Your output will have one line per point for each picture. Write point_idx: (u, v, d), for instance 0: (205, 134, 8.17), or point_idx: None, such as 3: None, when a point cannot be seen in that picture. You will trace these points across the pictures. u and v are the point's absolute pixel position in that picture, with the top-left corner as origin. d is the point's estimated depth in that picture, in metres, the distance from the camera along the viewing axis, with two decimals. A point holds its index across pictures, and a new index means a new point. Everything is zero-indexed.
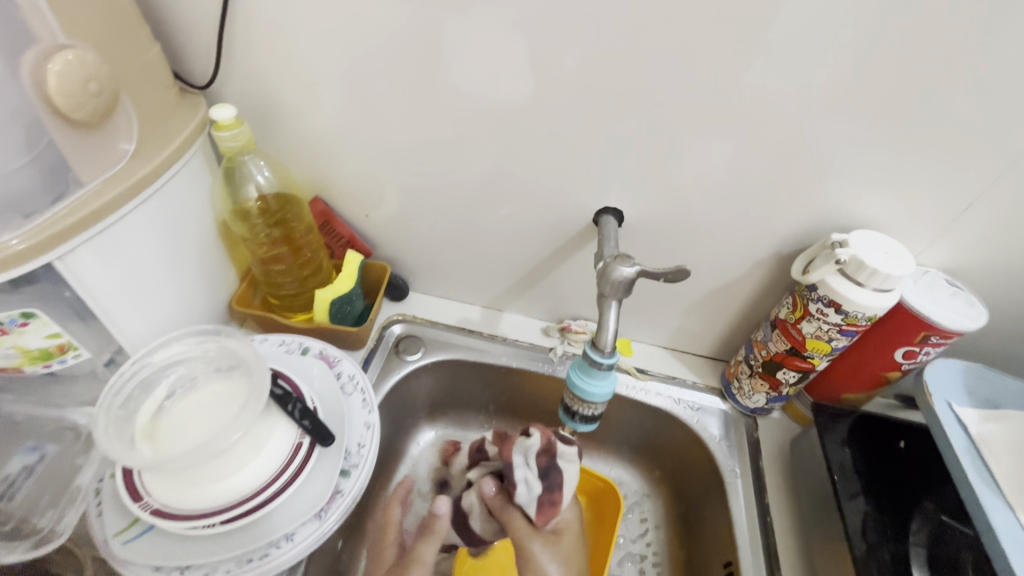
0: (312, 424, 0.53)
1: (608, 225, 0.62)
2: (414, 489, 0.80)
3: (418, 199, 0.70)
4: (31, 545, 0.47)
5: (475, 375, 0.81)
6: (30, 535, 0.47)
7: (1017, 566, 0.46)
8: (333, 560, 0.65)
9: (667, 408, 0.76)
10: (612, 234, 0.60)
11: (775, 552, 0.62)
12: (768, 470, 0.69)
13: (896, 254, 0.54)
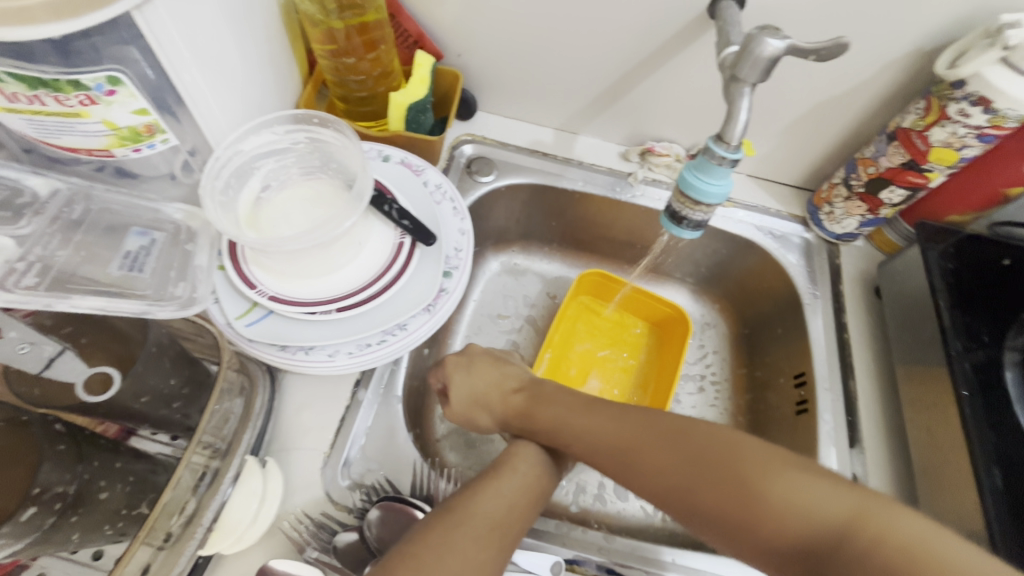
0: (413, 224, 0.52)
1: (732, 9, 0.52)
2: (484, 312, 0.82)
3: None
4: (179, 306, 0.45)
5: (546, 203, 0.78)
6: (173, 299, 0.45)
7: None
8: (420, 365, 0.69)
9: (748, 235, 0.73)
10: (737, 18, 0.51)
11: (851, 364, 0.64)
12: (848, 295, 0.69)
13: None
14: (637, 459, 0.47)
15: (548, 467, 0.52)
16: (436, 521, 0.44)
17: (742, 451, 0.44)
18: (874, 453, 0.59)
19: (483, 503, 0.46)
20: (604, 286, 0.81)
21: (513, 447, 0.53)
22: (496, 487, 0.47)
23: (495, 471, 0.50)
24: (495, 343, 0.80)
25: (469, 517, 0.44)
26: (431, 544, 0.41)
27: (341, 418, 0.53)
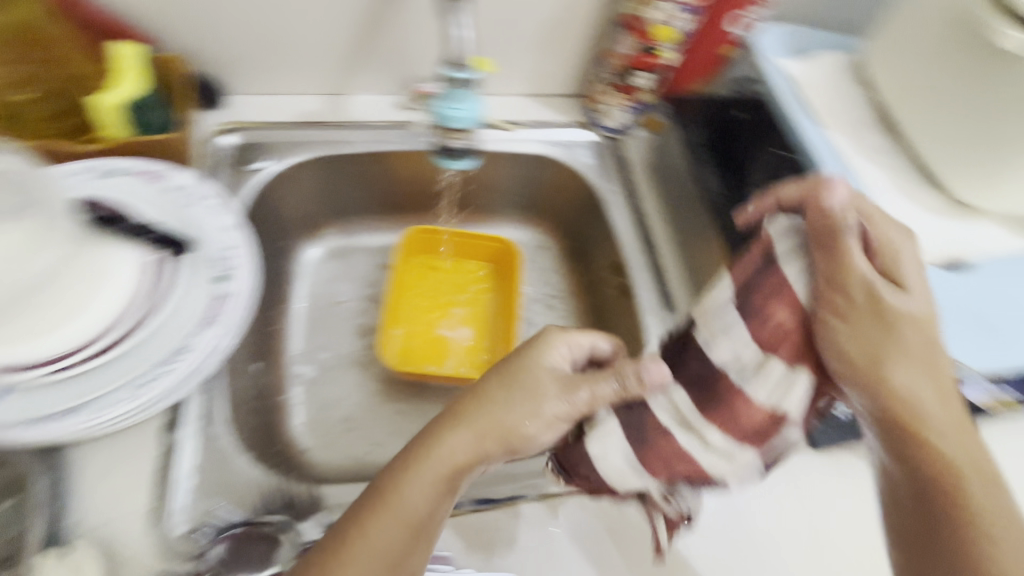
0: (158, 237, 0.47)
1: None
2: (317, 303, 0.77)
3: None
4: None
5: (340, 174, 0.73)
6: None
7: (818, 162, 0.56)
8: (253, 381, 0.63)
9: (541, 151, 0.76)
10: None
11: (654, 240, 0.70)
12: (639, 180, 0.74)
13: None
14: (935, 454, 0.40)
15: (479, 440, 0.44)
16: (356, 515, 0.41)
17: (982, 484, 0.40)
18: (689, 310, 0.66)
19: (396, 489, 0.42)
20: (430, 240, 0.80)
21: (459, 402, 0.46)
22: (419, 469, 0.42)
23: (459, 425, 0.44)
24: (339, 333, 0.77)
25: (389, 511, 0.41)
26: (354, 545, 0.40)
27: (156, 467, 0.47)
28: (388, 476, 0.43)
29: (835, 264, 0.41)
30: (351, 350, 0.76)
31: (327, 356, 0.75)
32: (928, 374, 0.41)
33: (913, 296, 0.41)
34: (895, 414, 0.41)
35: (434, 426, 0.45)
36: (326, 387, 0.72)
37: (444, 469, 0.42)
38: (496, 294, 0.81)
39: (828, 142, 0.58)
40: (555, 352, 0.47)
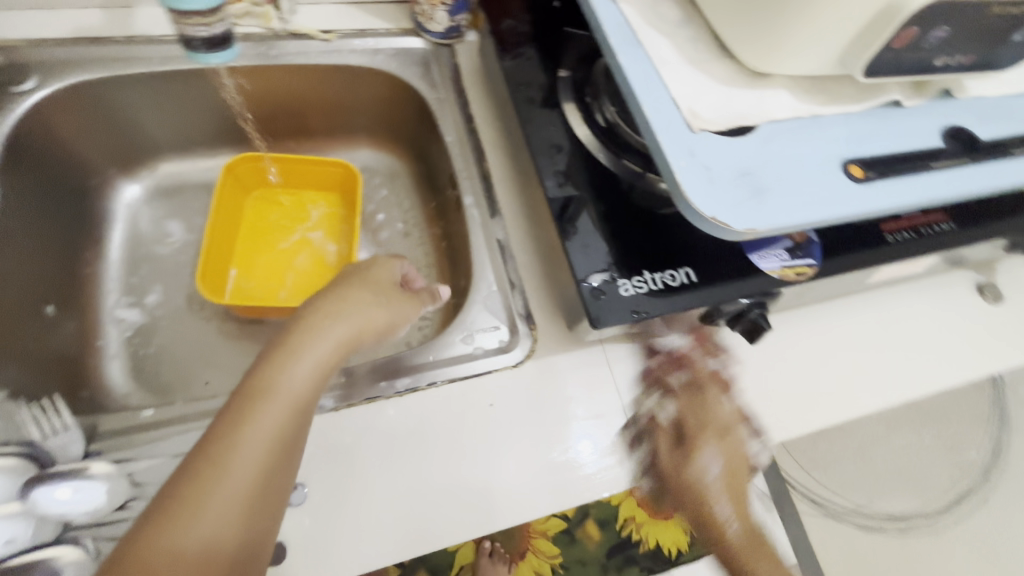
0: None
1: None
2: (144, 243, 0.73)
3: None
4: None
5: (133, 99, 0.66)
6: None
7: (609, 36, 0.51)
8: (48, 325, 0.59)
9: (364, 63, 0.70)
10: None
11: (482, 147, 0.67)
12: (469, 88, 0.71)
13: None
14: None
15: (323, 349, 0.42)
16: (233, 404, 0.37)
17: None
18: (516, 215, 0.64)
19: (271, 374, 0.39)
20: (257, 169, 0.73)
21: (310, 310, 0.44)
22: (302, 350, 0.41)
23: (328, 314, 0.44)
24: (169, 274, 0.72)
25: (276, 389, 0.38)
26: (228, 425, 0.36)
27: None
28: (261, 367, 0.39)
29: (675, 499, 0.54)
30: (182, 291, 0.71)
31: (155, 299, 0.70)
32: None
33: None
34: None
35: (303, 319, 0.43)
36: (153, 330, 0.68)
37: (299, 394, 0.39)
38: (343, 225, 0.77)
39: (620, 16, 0.53)
40: (389, 271, 0.53)
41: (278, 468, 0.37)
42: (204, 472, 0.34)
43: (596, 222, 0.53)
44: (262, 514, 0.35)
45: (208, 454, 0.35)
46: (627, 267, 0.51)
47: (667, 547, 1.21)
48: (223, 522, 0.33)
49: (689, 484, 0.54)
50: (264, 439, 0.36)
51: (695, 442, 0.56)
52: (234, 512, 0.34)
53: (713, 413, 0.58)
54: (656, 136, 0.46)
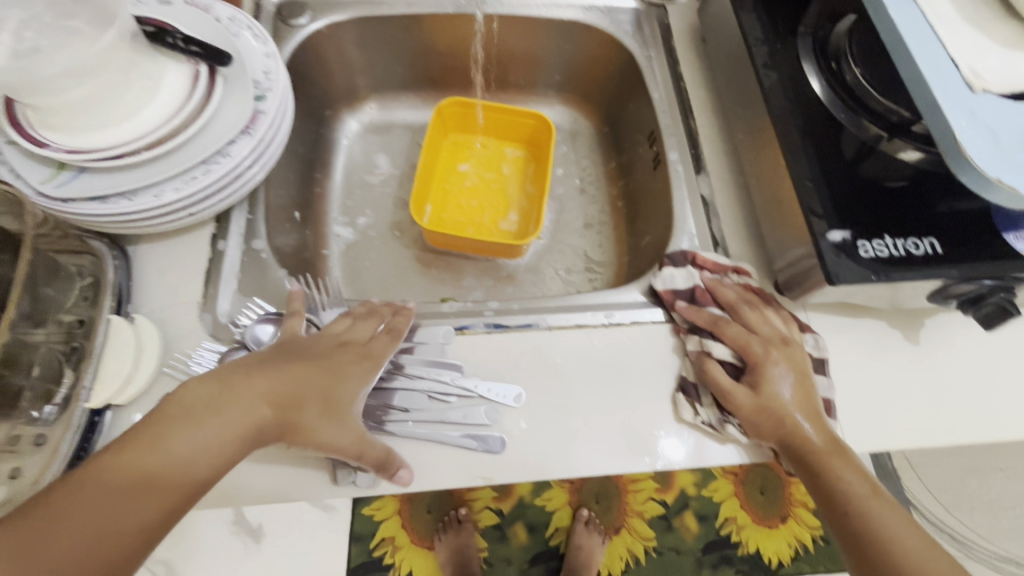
0: (202, 49, 0.49)
1: None
2: (358, 171, 0.82)
3: None
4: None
5: (375, 39, 0.74)
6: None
7: None
8: (294, 226, 0.69)
9: (579, 18, 0.73)
10: None
11: (690, 105, 0.68)
12: (680, 48, 0.71)
13: None
14: (832, 471, 0.46)
15: (234, 412, 0.41)
16: (200, 397, 0.42)
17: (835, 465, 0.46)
18: (722, 175, 0.64)
19: (209, 394, 0.42)
20: (464, 115, 0.79)
21: (225, 370, 0.44)
22: (199, 416, 0.40)
23: (251, 374, 0.44)
24: (377, 201, 0.81)
25: (190, 410, 0.41)
26: (170, 419, 0.40)
27: (207, 270, 0.53)
28: (187, 389, 0.42)
29: (782, 435, 0.48)
30: (387, 217, 0.80)
31: (365, 221, 0.79)
32: (823, 440, 0.47)
33: (874, 496, 0.46)
34: (789, 433, 0.48)
35: (190, 382, 0.42)
36: (363, 248, 0.77)
37: (208, 453, 0.40)
38: (531, 176, 0.82)
39: None
40: (386, 344, 0.51)
41: (176, 508, 0.38)
42: (154, 431, 0.39)
43: (832, 182, 0.52)
44: (171, 513, 0.38)
45: (113, 468, 0.37)
46: (867, 229, 0.50)
47: (769, 556, 1.14)
48: (149, 497, 0.37)
49: (772, 413, 0.48)
50: (208, 446, 0.40)
51: (761, 366, 0.50)
52: (161, 489, 0.38)
53: (765, 326, 0.52)
54: (932, 94, 0.44)
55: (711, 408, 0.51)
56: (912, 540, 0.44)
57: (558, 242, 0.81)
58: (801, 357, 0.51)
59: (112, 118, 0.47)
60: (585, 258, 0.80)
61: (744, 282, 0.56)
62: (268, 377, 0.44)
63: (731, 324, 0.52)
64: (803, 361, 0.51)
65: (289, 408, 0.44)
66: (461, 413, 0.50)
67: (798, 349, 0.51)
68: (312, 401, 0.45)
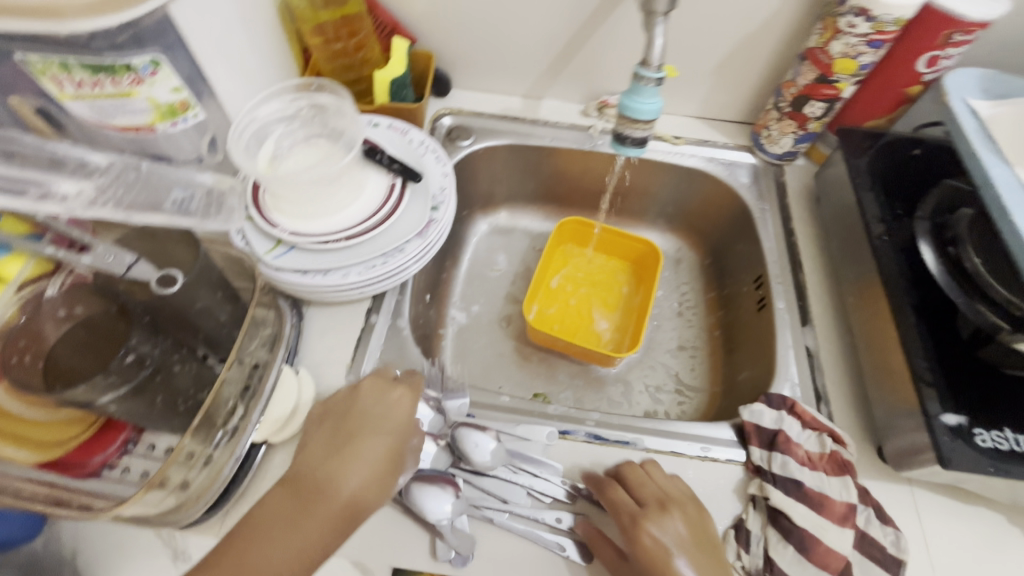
0: (401, 167, 0.63)
1: None
2: (480, 265, 0.92)
3: None
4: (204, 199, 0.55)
5: (519, 161, 0.88)
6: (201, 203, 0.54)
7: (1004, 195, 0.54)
8: (423, 306, 0.79)
9: (701, 167, 0.82)
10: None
11: (799, 259, 0.72)
12: (793, 205, 0.78)
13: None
14: None
15: (314, 516, 0.44)
16: (271, 512, 0.45)
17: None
18: (827, 330, 0.66)
19: (279, 510, 0.45)
20: (582, 231, 0.89)
21: (286, 480, 0.47)
22: (279, 531, 0.44)
23: (314, 483, 0.46)
24: (491, 294, 0.90)
25: (287, 514, 0.45)
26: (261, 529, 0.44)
27: (359, 337, 0.62)
28: (258, 508, 0.45)
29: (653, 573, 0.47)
30: (497, 309, 0.89)
31: (478, 309, 0.88)
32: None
33: None
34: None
35: (269, 496, 0.46)
36: (472, 333, 0.86)
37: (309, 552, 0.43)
38: (634, 293, 0.88)
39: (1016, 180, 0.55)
40: (400, 414, 0.51)
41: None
42: (256, 542, 0.43)
43: (948, 362, 0.54)
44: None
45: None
46: (982, 417, 0.51)
47: None
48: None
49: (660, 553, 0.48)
50: (300, 548, 0.43)
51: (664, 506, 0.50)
52: None
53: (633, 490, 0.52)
54: None
55: (757, 557, 0.51)
56: None
57: (651, 358, 0.84)
58: (682, 525, 0.50)
59: (324, 212, 0.59)
60: (676, 379, 0.82)
61: (834, 448, 0.56)
62: (322, 478, 0.46)
63: (610, 491, 0.52)
64: (689, 519, 0.50)
65: (363, 502, 0.46)
66: (554, 515, 0.53)
67: (680, 516, 0.50)
68: (375, 493, 0.47)
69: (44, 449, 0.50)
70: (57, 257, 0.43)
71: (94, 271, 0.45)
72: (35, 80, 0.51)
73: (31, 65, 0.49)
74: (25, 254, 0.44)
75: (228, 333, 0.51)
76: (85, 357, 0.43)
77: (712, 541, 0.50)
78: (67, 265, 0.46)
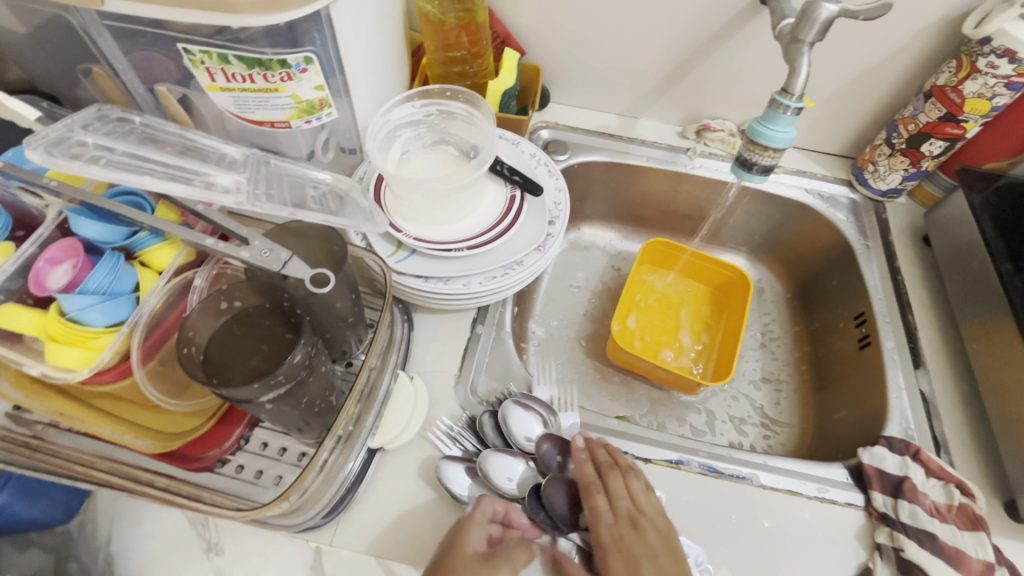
0: (521, 179, 0.63)
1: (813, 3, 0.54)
2: (559, 280, 0.91)
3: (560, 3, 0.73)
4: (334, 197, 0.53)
5: (608, 178, 0.87)
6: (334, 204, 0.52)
7: None
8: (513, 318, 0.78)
9: (800, 198, 0.81)
10: (813, 21, 0.54)
11: (907, 299, 0.71)
12: (898, 243, 0.76)
13: None
14: None
15: None
16: None
17: None
18: (941, 375, 0.64)
19: None
20: (668, 254, 0.87)
21: None
22: None
23: None
24: (570, 311, 0.89)
25: None
26: None
27: (465, 347, 0.62)
28: None
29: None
30: (576, 325, 0.87)
31: (557, 325, 0.87)
32: None
33: None
34: None
35: None
36: (553, 349, 0.84)
37: None
38: (718, 320, 0.87)
39: None
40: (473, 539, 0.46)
41: None
42: None
43: None
44: None
45: None
46: None
47: None
48: None
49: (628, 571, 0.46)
50: None
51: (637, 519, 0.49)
52: None
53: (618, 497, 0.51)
54: None
55: None
56: None
57: (733, 388, 0.82)
58: (651, 537, 0.48)
59: (447, 220, 0.59)
60: (762, 413, 0.79)
61: (964, 501, 0.53)
62: None
63: (590, 500, 0.51)
64: (659, 530, 0.49)
65: None
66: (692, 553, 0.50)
67: (651, 529, 0.49)
68: None
69: (164, 440, 0.48)
70: (214, 249, 0.43)
71: (248, 267, 0.45)
72: (189, 70, 0.52)
73: (190, 55, 0.50)
74: (176, 244, 0.48)
75: (343, 329, 0.50)
76: (237, 351, 0.43)
77: (681, 555, 0.48)
78: (213, 253, 0.45)
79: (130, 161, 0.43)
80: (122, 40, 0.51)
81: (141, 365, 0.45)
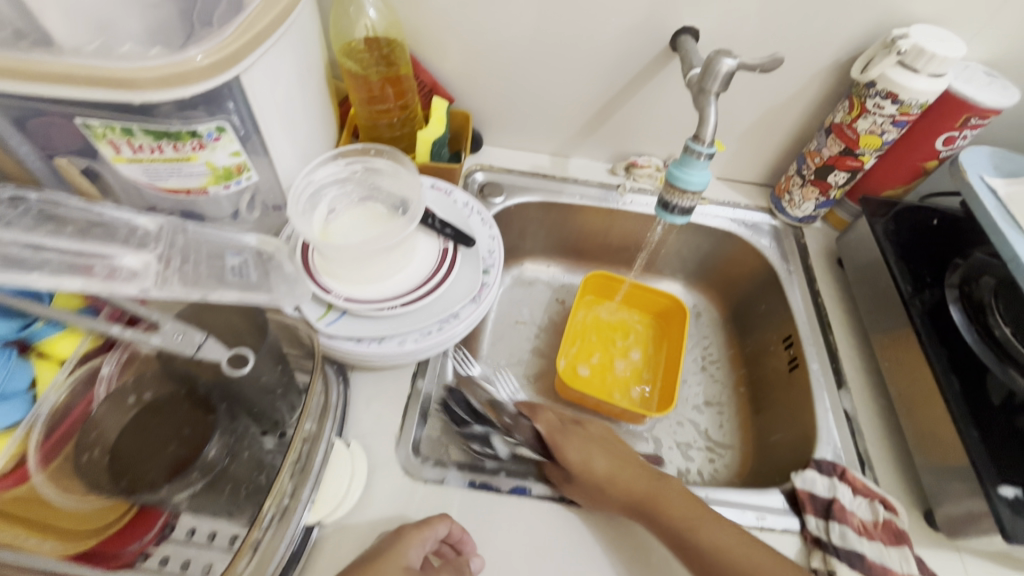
0: (453, 231, 0.63)
1: (715, 57, 0.58)
2: (505, 318, 0.92)
3: (483, 52, 0.75)
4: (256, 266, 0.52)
5: (545, 216, 0.89)
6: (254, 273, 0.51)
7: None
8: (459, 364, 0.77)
9: (726, 227, 0.85)
10: (716, 74, 0.58)
11: (827, 320, 0.75)
12: (816, 267, 0.81)
13: (996, 87, 0.64)
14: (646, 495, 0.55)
15: None
16: None
17: (657, 485, 0.55)
18: (861, 391, 0.68)
19: None
20: (608, 286, 0.90)
21: None
22: None
23: None
24: (517, 349, 0.89)
25: None
26: None
27: (405, 405, 0.60)
28: None
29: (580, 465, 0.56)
30: (523, 363, 0.87)
31: (504, 364, 0.87)
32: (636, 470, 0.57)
33: (687, 498, 0.54)
34: (618, 482, 0.55)
35: None
36: None
37: None
38: (659, 348, 0.89)
39: None
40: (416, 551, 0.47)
41: None
42: None
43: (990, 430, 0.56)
44: None
45: None
46: None
47: None
48: None
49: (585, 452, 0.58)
50: None
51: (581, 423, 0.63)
52: None
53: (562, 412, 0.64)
54: None
55: None
56: (688, 508, 0.53)
57: (678, 414, 0.83)
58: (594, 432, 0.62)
59: (378, 276, 0.58)
60: (706, 436, 0.82)
61: (888, 516, 0.56)
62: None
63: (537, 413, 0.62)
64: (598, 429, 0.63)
65: None
66: None
67: (592, 428, 0.63)
68: None
69: (75, 540, 0.42)
70: None
71: (160, 355, 0.48)
72: (90, 142, 0.49)
73: (91, 129, 0.48)
74: (78, 332, 0.47)
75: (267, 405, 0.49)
76: (153, 441, 0.46)
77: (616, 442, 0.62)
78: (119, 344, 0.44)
79: (21, 252, 0.40)
80: (12, 112, 0.48)
81: (41, 467, 0.44)
